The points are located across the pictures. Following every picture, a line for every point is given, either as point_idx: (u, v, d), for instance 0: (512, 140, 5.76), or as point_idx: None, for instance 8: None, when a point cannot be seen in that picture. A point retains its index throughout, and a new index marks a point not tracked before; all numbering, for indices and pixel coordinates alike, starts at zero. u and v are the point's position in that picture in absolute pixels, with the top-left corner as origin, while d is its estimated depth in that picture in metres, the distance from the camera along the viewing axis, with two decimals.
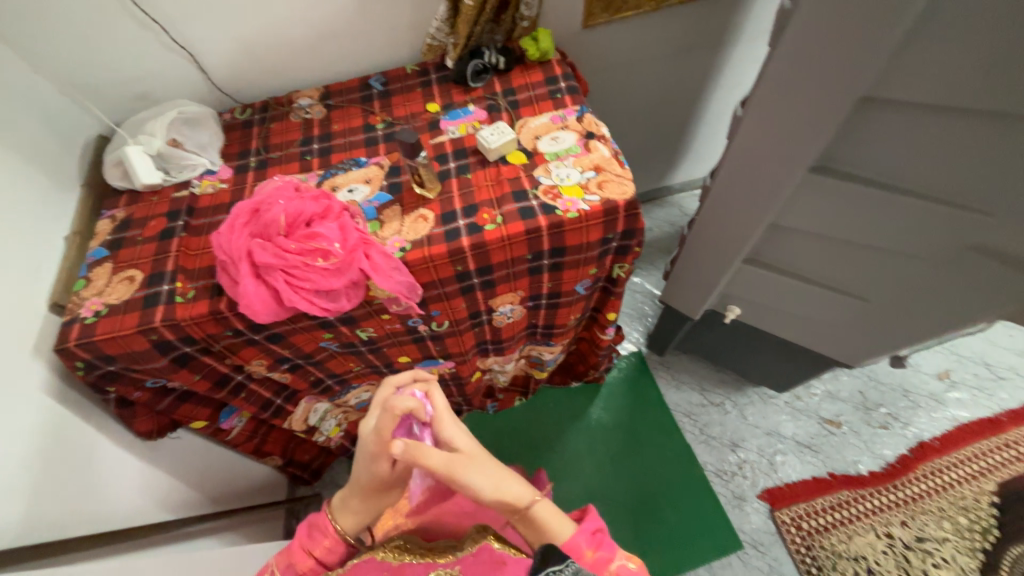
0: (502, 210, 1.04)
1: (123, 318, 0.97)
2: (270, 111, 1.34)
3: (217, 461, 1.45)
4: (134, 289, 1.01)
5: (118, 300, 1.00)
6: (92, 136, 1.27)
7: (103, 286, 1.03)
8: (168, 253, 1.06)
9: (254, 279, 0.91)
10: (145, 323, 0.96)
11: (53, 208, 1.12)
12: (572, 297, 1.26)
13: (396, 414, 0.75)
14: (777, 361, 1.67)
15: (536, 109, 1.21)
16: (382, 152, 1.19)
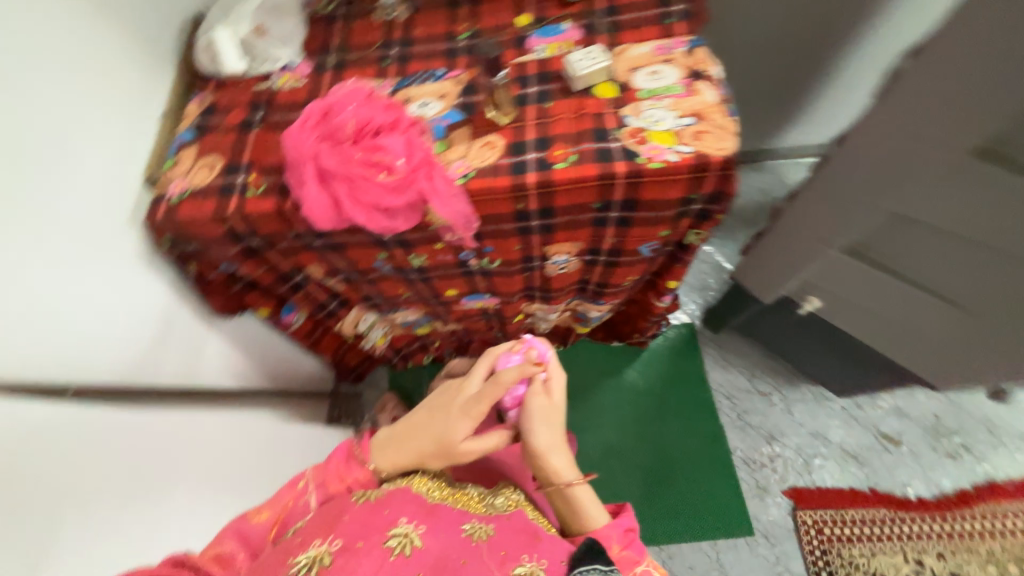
0: (577, 149, 0.94)
1: (202, 203, 1.03)
2: (354, 7, 1.27)
3: (277, 346, 1.60)
4: (213, 176, 1.06)
5: (198, 185, 1.05)
6: (187, 14, 1.27)
7: (188, 169, 1.08)
8: (246, 146, 1.08)
9: (318, 184, 0.90)
10: (221, 211, 1.01)
11: (151, 85, 1.17)
12: (634, 258, 1.18)
13: (504, 382, 0.92)
14: (847, 365, 1.51)
15: (638, 35, 1.05)
16: (462, 67, 1.11)
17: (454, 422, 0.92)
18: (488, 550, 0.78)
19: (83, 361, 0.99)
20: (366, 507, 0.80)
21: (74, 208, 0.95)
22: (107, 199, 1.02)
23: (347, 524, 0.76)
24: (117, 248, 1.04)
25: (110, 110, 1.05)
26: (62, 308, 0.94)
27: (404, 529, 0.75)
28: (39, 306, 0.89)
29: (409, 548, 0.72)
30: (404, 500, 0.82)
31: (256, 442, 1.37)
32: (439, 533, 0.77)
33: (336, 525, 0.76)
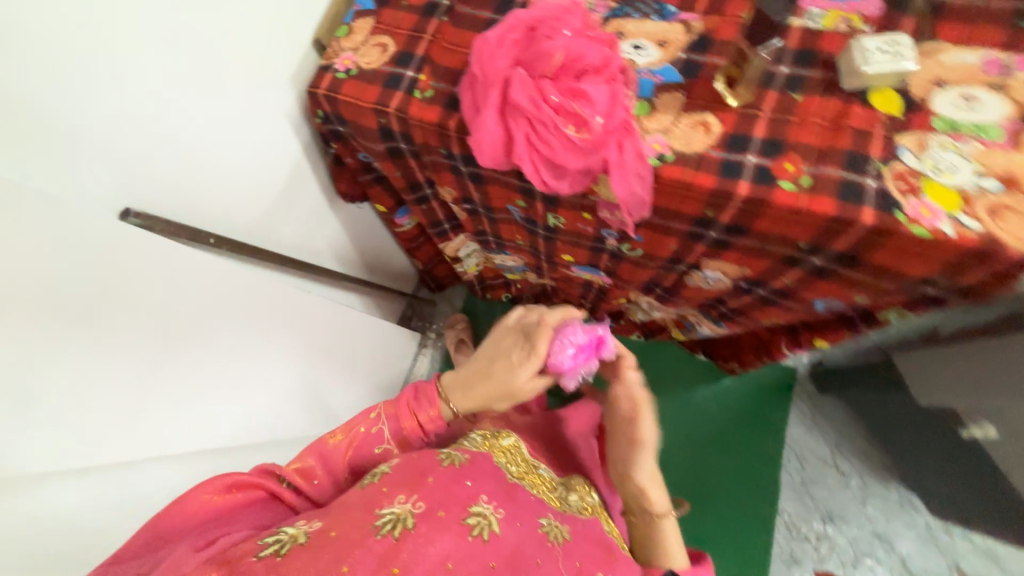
0: (816, 171, 0.73)
1: (366, 88, 0.94)
2: None
3: (378, 241, 1.60)
4: (382, 61, 0.96)
5: (367, 66, 0.96)
6: None
7: (359, 43, 0.98)
8: (424, 36, 0.96)
9: (498, 115, 0.77)
10: (381, 103, 0.92)
11: None
12: (797, 305, 0.99)
13: (551, 325, 0.97)
14: (971, 499, 1.28)
15: (963, 36, 0.76)
16: (698, 11, 0.87)
17: (517, 368, 0.92)
18: (560, 557, 0.79)
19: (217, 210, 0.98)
20: (446, 470, 0.80)
21: (237, 52, 0.91)
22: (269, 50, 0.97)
23: (430, 488, 0.75)
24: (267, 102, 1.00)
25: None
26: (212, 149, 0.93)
27: (483, 511, 0.76)
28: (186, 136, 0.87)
29: (487, 532, 0.73)
30: (479, 472, 0.84)
31: None
32: (512, 523, 0.77)
33: (417, 482, 0.75)
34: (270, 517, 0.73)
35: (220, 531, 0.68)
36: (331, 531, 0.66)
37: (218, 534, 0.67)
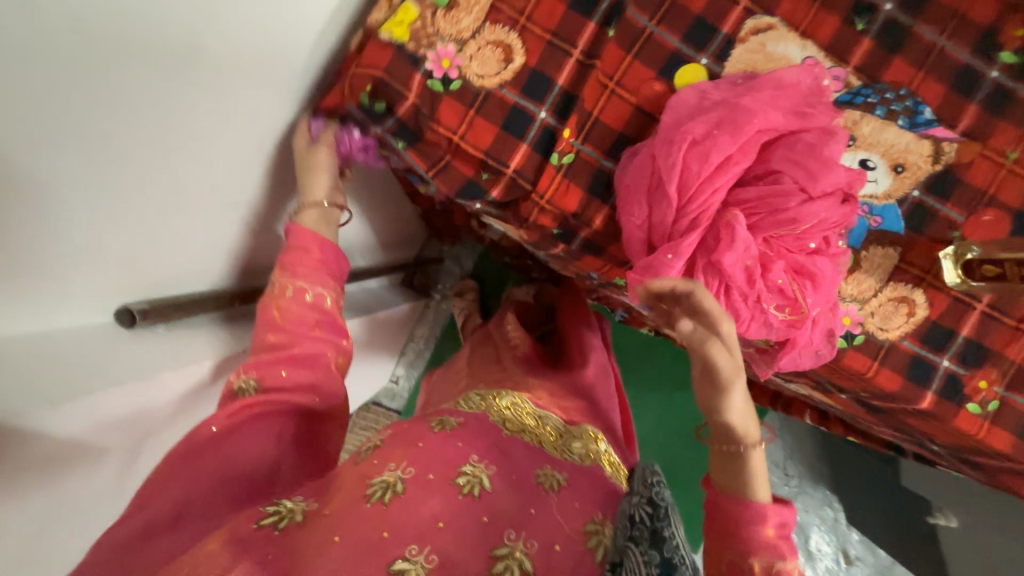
0: (1007, 399, 0.65)
1: (475, 125, 0.64)
2: None
3: (401, 217, 1.31)
4: (504, 81, 0.64)
5: (477, 82, 0.64)
6: None
7: (467, 31, 0.63)
8: (571, 54, 0.64)
9: (685, 265, 0.57)
10: (500, 161, 0.65)
11: None
12: (865, 432, 1.00)
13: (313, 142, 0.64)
14: None
15: None
16: (961, 129, 0.63)
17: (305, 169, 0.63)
18: (556, 504, 0.49)
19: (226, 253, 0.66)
20: (443, 431, 0.52)
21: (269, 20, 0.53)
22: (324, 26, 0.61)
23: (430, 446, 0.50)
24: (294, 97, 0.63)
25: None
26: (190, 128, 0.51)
27: (473, 466, 0.48)
28: (123, 71, 0.41)
29: (480, 491, 0.46)
30: (483, 430, 0.55)
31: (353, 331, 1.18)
32: (512, 477, 0.50)
33: (411, 442, 0.49)
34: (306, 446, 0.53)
35: (248, 454, 0.48)
36: (325, 509, 0.42)
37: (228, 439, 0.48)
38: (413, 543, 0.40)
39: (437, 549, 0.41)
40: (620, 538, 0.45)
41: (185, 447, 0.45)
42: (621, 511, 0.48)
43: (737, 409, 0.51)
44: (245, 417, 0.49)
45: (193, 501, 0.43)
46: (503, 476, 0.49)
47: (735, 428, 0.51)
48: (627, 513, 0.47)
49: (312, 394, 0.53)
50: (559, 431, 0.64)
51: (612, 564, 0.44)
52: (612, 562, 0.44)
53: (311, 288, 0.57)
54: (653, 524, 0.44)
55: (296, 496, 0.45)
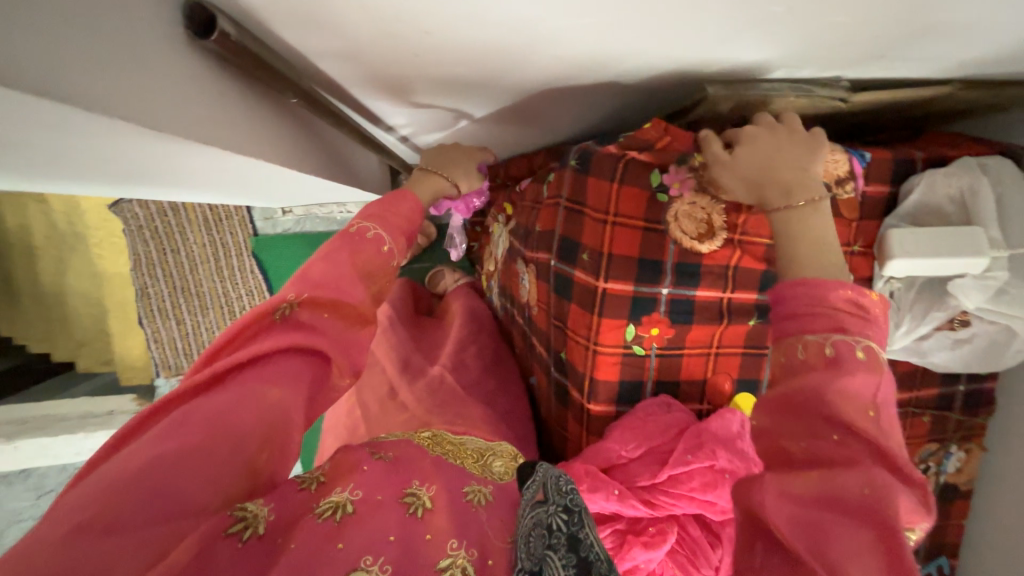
0: None
1: (630, 231, 0.61)
2: (956, 409, 0.78)
3: None
4: (682, 241, 0.62)
5: (670, 221, 0.61)
6: (998, 166, 0.62)
7: (709, 195, 0.61)
8: (726, 291, 0.64)
9: (624, 503, 0.59)
10: (605, 275, 0.62)
11: (899, 65, 0.58)
12: None
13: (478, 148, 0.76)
14: None
15: None
16: None
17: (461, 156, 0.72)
18: (484, 518, 0.52)
19: (338, 51, 0.49)
20: (381, 467, 0.52)
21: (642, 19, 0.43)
22: (652, 60, 0.54)
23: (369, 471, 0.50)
24: (567, 62, 0.54)
25: (836, 49, 0.53)
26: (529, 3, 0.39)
27: (417, 492, 0.50)
28: None
29: (423, 512, 0.48)
30: (413, 460, 0.56)
31: (319, 191, 0.99)
32: (446, 493, 0.52)
33: (349, 470, 0.50)
34: (306, 399, 0.48)
35: (241, 420, 0.42)
36: (284, 539, 0.42)
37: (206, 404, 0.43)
38: (366, 555, 0.42)
39: (389, 560, 0.43)
40: (538, 544, 0.50)
41: (177, 418, 0.41)
42: (534, 519, 0.51)
43: (722, 175, 0.55)
44: (237, 383, 0.45)
45: (176, 489, 0.37)
46: (442, 495, 0.51)
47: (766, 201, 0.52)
48: (542, 518, 0.52)
49: (321, 342, 0.50)
50: (479, 452, 0.67)
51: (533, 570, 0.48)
52: (532, 570, 0.47)
53: (389, 243, 0.58)
54: (568, 530, 0.49)
55: (259, 499, 0.43)
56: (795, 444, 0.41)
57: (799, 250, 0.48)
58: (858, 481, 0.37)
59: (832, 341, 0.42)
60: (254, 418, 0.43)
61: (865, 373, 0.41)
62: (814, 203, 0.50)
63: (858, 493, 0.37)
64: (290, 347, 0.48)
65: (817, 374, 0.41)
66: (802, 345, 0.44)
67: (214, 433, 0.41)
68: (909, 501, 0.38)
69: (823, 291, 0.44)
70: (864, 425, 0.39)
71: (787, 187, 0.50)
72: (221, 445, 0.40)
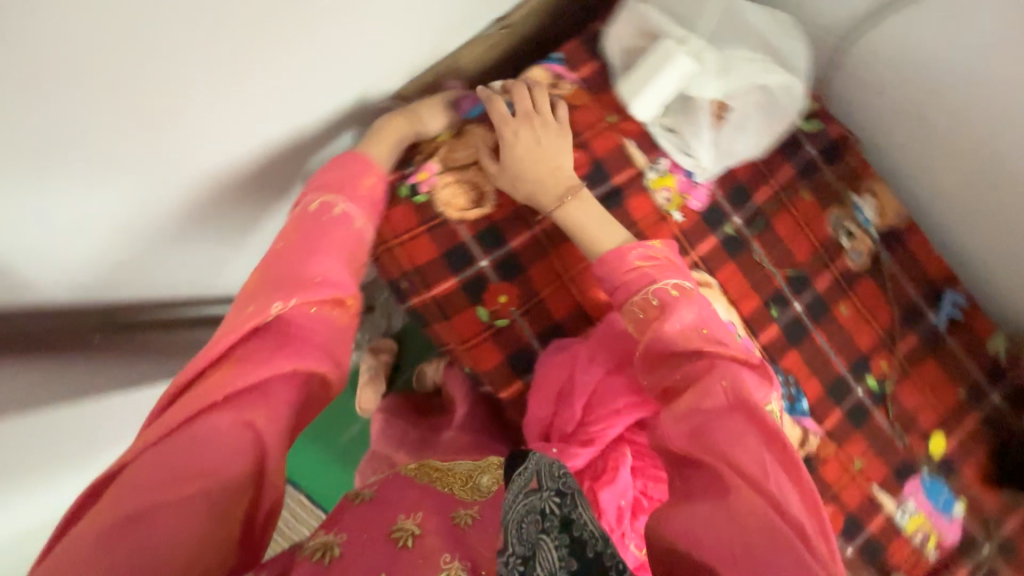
0: None
1: (416, 239, 0.65)
2: (825, 169, 0.77)
3: None
4: (465, 217, 0.66)
5: (441, 207, 0.66)
6: None
7: (456, 163, 0.66)
8: (532, 224, 0.67)
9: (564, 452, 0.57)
10: (427, 285, 0.66)
11: None
12: None
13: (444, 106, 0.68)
14: None
15: None
16: (825, 426, 0.73)
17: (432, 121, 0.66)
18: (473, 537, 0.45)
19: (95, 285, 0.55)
20: (364, 506, 0.46)
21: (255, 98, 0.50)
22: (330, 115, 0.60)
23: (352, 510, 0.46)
24: None
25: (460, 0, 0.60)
26: (171, 142, 0.46)
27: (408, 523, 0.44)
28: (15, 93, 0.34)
29: (412, 540, 0.42)
30: (400, 488, 0.49)
31: None
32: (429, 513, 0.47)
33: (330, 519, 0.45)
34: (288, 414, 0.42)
35: (213, 456, 0.36)
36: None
37: (185, 449, 0.36)
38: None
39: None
40: (531, 531, 0.41)
41: (135, 472, 0.34)
42: (525, 506, 0.43)
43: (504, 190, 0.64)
44: (213, 417, 0.38)
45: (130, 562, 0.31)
46: (433, 520, 0.45)
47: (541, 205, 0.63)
48: (535, 505, 0.43)
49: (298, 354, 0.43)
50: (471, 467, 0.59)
51: (524, 557, 0.39)
52: (523, 558, 0.39)
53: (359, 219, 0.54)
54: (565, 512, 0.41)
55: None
56: (673, 380, 0.51)
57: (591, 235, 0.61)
58: (713, 380, 0.49)
59: (654, 293, 0.55)
60: (218, 451, 0.37)
61: (680, 306, 0.54)
62: (577, 196, 0.62)
63: (714, 402, 0.47)
64: (274, 371, 0.42)
65: (653, 323, 0.54)
66: (637, 306, 0.56)
67: (180, 493, 0.34)
68: (750, 376, 0.51)
69: (622, 262, 0.58)
70: (706, 344, 0.52)
71: (553, 192, 0.62)
72: (191, 488, 0.35)
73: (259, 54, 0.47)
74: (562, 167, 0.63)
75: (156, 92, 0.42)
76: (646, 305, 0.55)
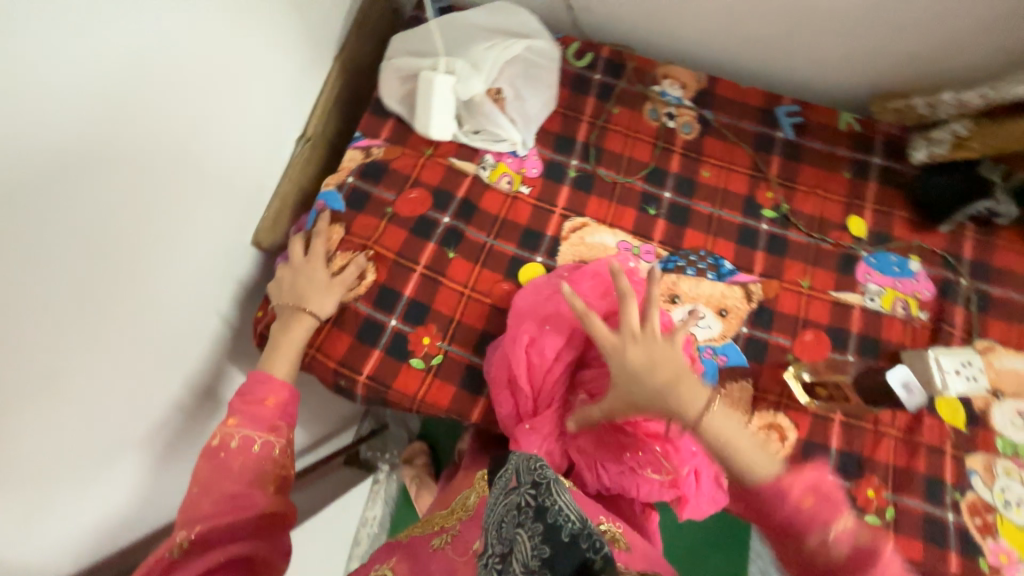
0: (899, 500, 0.67)
1: (329, 338, 0.70)
2: (619, 82, 0.85)
3: None
4: (357, 297, 0.71)
5: None
6: (396, 37, 0.77)
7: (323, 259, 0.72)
8: (415, 267, 0.72)
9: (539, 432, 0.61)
10: (358, 369, 0.69)
11: (296, 101, 0.76)
12: None
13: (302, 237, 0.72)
14: None
15: (1014, 333, 0.73)
16: (757, 271, 0.77)
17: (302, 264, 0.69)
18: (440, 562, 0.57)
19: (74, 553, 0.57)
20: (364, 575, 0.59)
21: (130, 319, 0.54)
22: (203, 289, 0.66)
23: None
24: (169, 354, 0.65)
25: (246, 141, 0.67)
26: (79, 390, 0.49)
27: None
28: None
29: None
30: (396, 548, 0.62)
31: None
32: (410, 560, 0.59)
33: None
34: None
35: None
36: None
37: None
38: None
39: None
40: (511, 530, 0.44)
41: None
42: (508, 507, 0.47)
43: (633, 360, 0.51)
44: None
45: None
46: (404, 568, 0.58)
47: (674, 401, 0.50)
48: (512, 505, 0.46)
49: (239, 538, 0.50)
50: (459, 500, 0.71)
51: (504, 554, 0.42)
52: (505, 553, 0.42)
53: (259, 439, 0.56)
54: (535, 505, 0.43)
55: None
56: (801, 495, 0.46)
57: (742, 449, 0.48)
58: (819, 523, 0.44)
59: (812, 487, 0.46)
60: None
61: (839, 519, 0.45)
62: (717, 407, 0.50)
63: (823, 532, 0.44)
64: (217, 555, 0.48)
65: (829, 514, 0.45)
66: (796, 485, 0.46)
67: None
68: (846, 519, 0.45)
69: (784, 501, 0.46)
70: (838, 515, 0.45)
71: (693, 396, 0.50)
72: None
73: (109, 275, 0.50)
74: (681, 383, 0.50)
75: (39, 364, 0.45)
76: (805, 492, 0.46)
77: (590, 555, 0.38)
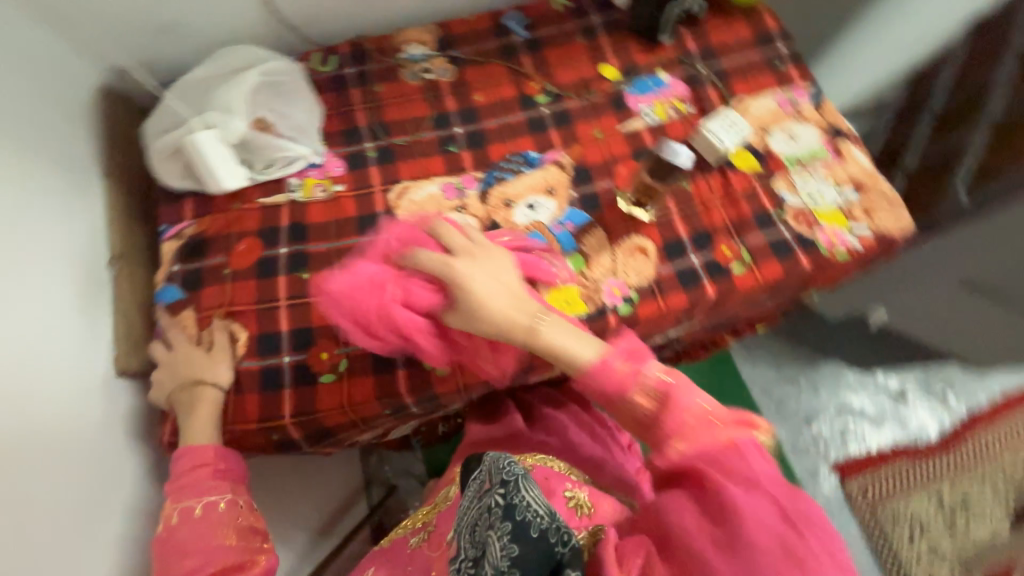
0: (746, 243, 0.81)
1: (237, 406, 0.70)
2: (370, 65, 0.93)
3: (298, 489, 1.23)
4: (240, 358, 0.71)
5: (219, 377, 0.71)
6: (147, 128, 0.78)
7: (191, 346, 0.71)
8: (279, 303, 0.74)
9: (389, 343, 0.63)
10: (279, 415, 0.70)
11: (81, 231, 0.75)
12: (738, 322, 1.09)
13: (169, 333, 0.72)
14: None
15: (753, 85, 0.91)
16: (558, 145, 0.87)
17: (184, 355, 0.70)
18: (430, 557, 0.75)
19: None
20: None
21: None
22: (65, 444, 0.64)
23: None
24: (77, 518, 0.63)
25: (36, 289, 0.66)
26: None
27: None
28: None
29: None
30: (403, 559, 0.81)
31: None
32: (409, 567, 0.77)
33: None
34: None
35: None
36: None
37: None
38: None
39: None
40: (479, 530, 0.53)
41: None
42: (477, 511, 0.54)
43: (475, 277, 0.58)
44: None
45: None
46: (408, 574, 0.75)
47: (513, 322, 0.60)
48: (478, 511, 0.54)
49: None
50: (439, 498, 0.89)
51: (472, 557, 0.52)
52: (471, 558, 0.52)
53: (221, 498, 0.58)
54: (501, 503, 0.52)
55: None
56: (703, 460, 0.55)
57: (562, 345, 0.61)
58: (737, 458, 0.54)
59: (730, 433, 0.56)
60: None
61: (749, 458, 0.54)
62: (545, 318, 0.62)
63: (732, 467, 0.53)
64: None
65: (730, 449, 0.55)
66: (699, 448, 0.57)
67: None
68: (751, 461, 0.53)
69: (608, 370, 0.60)
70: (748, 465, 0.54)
71: (523, 318, 0.60)
72: None
73: None
74: (517, 298, 0.61)
75: None
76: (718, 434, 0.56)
77: (557, 547, 0.49)
